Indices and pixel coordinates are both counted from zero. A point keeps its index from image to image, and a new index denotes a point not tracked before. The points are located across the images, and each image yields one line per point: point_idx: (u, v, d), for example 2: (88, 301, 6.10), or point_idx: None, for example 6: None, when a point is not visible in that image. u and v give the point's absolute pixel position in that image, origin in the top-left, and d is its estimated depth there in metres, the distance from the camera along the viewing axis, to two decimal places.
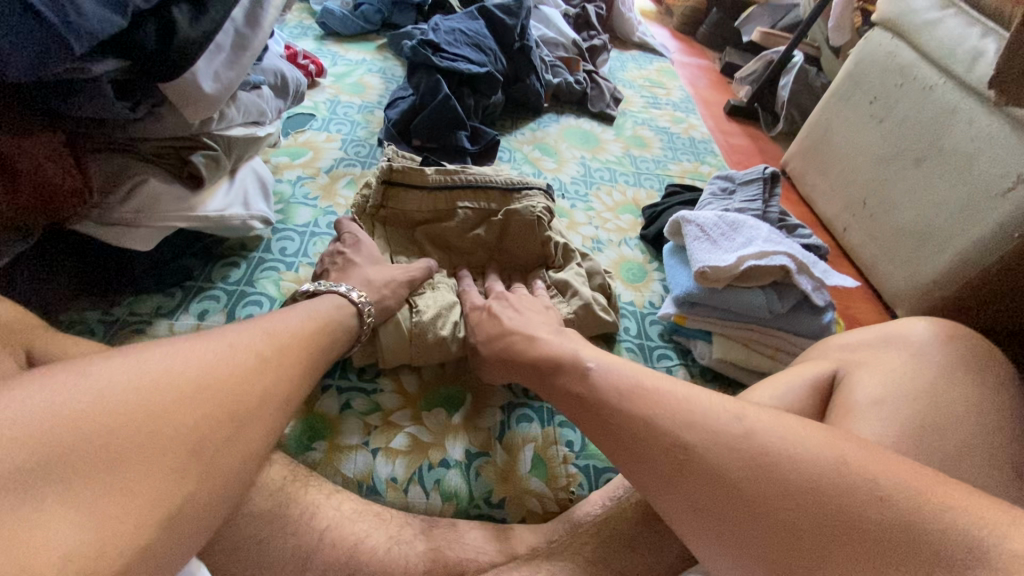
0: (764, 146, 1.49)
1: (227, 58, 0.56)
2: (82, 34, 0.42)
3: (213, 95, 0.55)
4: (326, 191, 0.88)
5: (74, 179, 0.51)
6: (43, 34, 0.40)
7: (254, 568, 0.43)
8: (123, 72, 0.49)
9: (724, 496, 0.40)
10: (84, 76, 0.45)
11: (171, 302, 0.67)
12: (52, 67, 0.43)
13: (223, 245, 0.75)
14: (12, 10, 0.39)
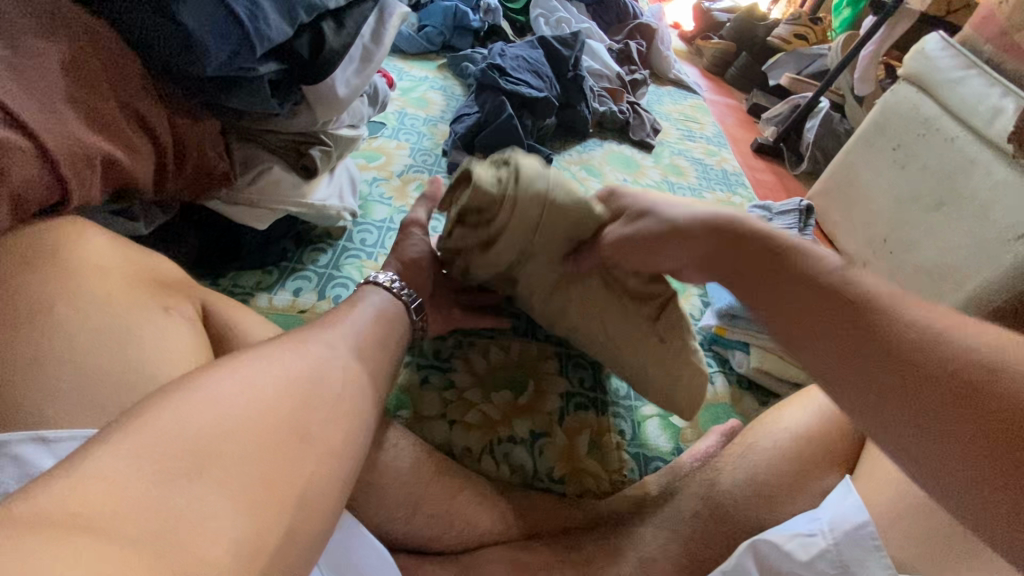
0: (788, 183, 1.58)
1: (356, 68, 0.65)
2: (265, 40, 0.50)
3: (343, 97, 0.64)
4: (398, 193, 0.97)
5: (223, 163, 0.60)
6: (240, 37, 0.48)
7: (372, 506, 0.49)
8: (279, 74, 0.57)
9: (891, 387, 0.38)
10: (254, 75, 0.54)
11: (269, 278, 0.74)
12: (236, 65, 0.50)
13: (312, 232, 0.83)
14: (222, 18, 0.47)
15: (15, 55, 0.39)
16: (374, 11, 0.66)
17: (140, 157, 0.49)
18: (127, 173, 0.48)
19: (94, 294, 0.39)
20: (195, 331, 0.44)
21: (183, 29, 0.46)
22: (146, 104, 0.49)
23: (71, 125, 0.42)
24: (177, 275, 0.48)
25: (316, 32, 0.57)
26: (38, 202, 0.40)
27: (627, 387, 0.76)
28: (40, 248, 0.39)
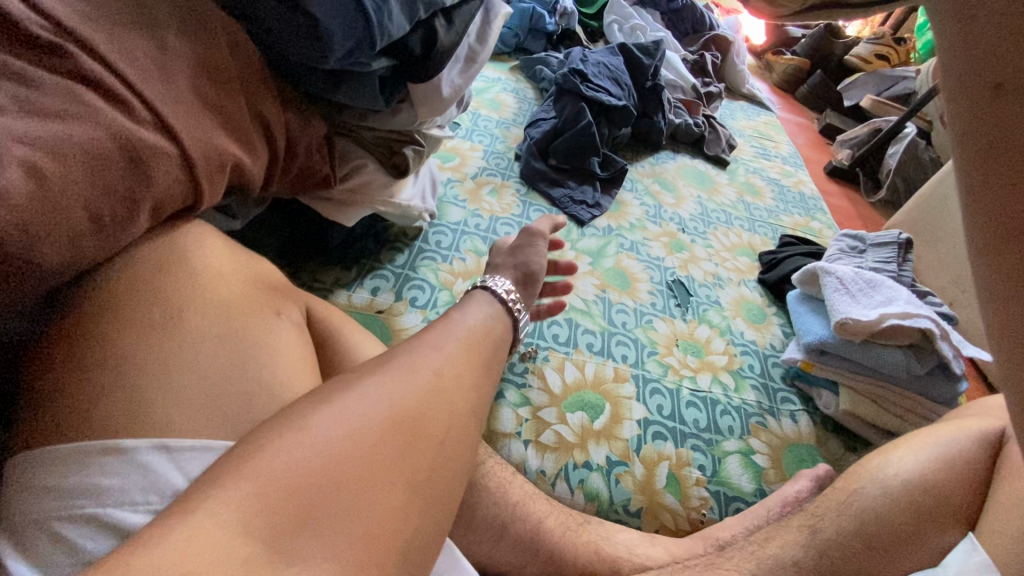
0: (863, 211, 1.51)
1: (460, 68, 0.63)
2: (385, 34, 0.49)
3: (447, 98, 0.62)
4: (472, 196, 0.96)
5: (323, 162, 0.59)
6: (361, 30, 0.47)
7: (462, 527, 0.49)
8: (388, 70, 0.56)
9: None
10: (366, 70, 0.53)
11: (348, 275, 0.74)
12: (353, 56, 0.49)
13: (390, 231, 0.82)
14: (351, 12, 0.45)
15: (160, 50, 0.39)
16: (480, 12, 0.64)
17: (256, 157, 0.48)
18: (244, 174, 0.47)
19: (213, 299, 0.39)
20: (304, 339, 0.44)
21: (313, 17, 0.44)
22: (263, 102, 0.48)
23: (206, 126, 0.41)
24: (284, 278, 0.48)
25: (428, 28, 0.55)
26: (172, 208, 0.40)
27: (706, 418, 0.72)
28: (167, 249, 0.39)
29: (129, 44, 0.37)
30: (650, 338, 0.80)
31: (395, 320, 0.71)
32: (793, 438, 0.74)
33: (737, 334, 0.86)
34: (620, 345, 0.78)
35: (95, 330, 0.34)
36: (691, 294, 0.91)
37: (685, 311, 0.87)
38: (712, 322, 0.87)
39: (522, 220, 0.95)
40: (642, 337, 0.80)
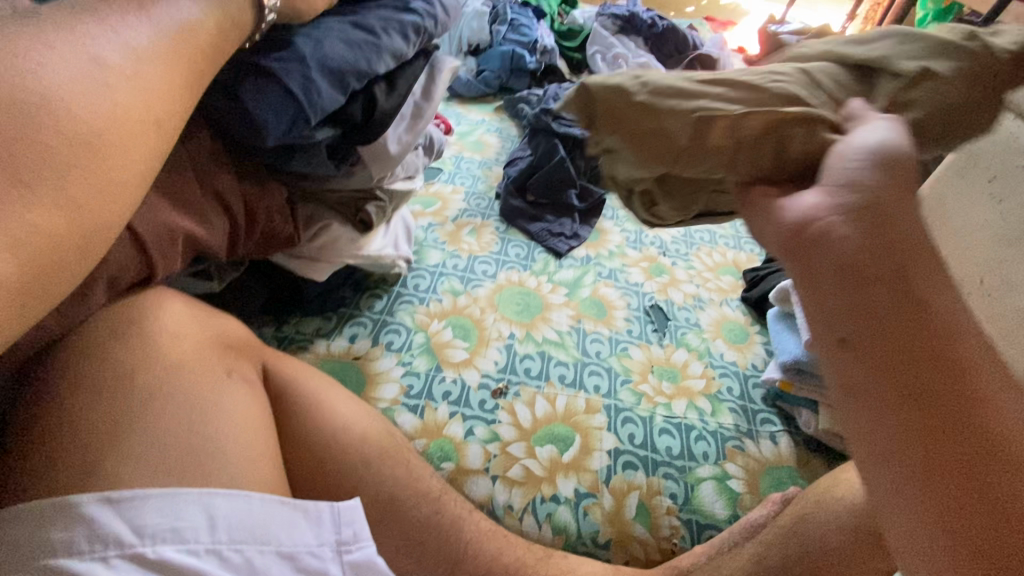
0: None
1: (407, 125, 0.69)
2: (318, 109, 0.53)
3: (395, 154, 0.68)
4: (452, 237, 1.00)
5: (289, 225, 0.64)
6: (290, 107, 0.51)
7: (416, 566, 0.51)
8: (336, 138, 0.61)
9: (858, 299, 0.34)
10: (310, 140, 0.57)
11: (328, 325, 0.79)
12: (290, 132, 0.54)
13: (369, 279, 0.86)
14: (278, 95, 0.51)
15: None
16: (425, 72, 0.71)
17: (213, 227, 0.54)
18: (203, 242, 0.54)
19: (164, 361, 0.44)
20: (254, 393, 0.48)
21: (246, 107, 0.50)
22: (217, 180, 0.54)
23: (155, 208, 0.48)
24: (243, 337, 0.53)
25: (366, 96, 0.60)
26: (129, 279, 0.47)
27: (680, 444, 0.73)
28: (127, 321, 0.45)
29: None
30: (624, 366, 0.82)
31: (371, 364, 0.75)
32: (771, 461, 0.73)
33: (716, 356, 0.86)
34: (593, 375, 0.79)
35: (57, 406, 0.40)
36: (670, 318, 0.92)
37: (662, 336, 0.88)
38: (691, 345, 0.87)
39: (500, 257, 0.98)
40: (616, 366, 0.81)
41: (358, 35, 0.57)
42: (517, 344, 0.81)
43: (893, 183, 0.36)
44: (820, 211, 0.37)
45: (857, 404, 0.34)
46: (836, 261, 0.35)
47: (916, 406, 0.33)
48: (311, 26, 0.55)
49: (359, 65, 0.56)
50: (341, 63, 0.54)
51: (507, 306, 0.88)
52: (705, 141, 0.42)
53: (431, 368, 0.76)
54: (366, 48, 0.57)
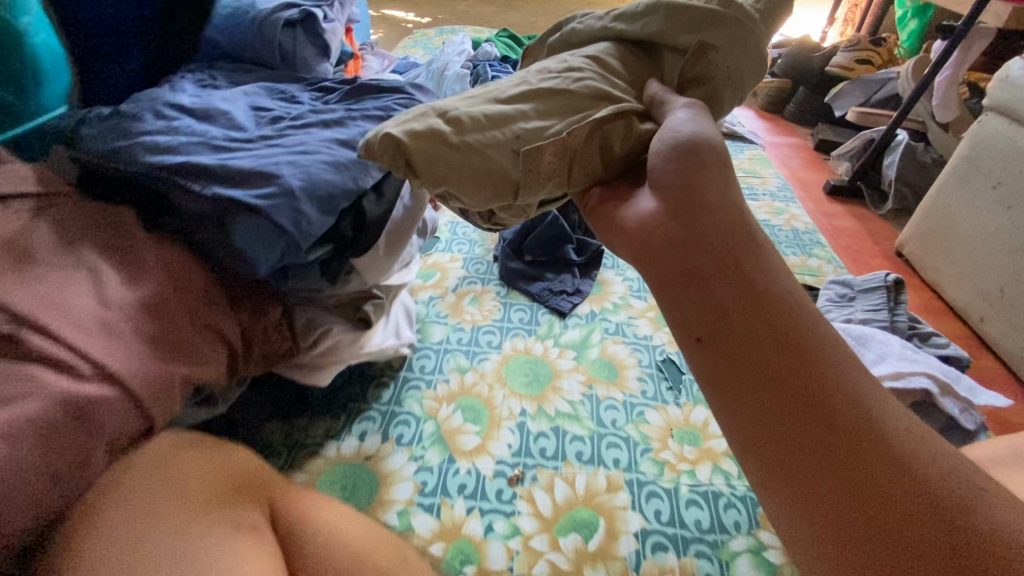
0: (874, 225, 1.43)
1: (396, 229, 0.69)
2: (309, 237, 0.54)
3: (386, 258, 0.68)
4: (454, 309, 0.99)
5: (286, 339, 0.65)
6: (281, 242, 0.52)
7: None
8: (328, 254, 0.61)
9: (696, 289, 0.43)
10: (304, 261, 0.58)
11: (337, 425, 0.78)
12: (285, 259, 0.54)
13: (374, 367, 0.86)
14: (268, 232, 0.51)
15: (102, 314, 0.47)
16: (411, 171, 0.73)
17: (211, 359, 0.53)
18: (201, 377, 0.52)
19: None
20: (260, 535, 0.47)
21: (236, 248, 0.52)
22: (213, 316, 0.54)
23: (150, 358, 0.48)
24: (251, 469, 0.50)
25: (355, 211, 0.61)
26: (130, 438, 0.46)
27: (709, 517, 0.69)
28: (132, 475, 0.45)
29: (78, 313, 0.45)
30: (642, 433, 0.79)
31: (382, 463, 0.73)
32: None
33: None
34: (612, 447, 0.77)
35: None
36: (684, 372, 0.89)
37: (677, 394, 0.86)
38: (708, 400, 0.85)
39: (504, 324, 0.97)
40: (634, 434, 0.79)
41: (348, 155, 0.59)
42: (529, 421, 0.80)
43: (682, 164, 0.49)
44: (647, 208, 0.49)
45: (719, 387, 0.40)
46: (671, 259, 0.45)
47: (765, 361, 0.39)
48: (297, 153, 0.56)
49: (348, 184, 0.57)
50: (330, 187, 0.55)
51: (515, 379, 0.86)
52: (540, 159, 0.49)
53: (444, 460, 0.74)
54: (352, 167, 0.58)
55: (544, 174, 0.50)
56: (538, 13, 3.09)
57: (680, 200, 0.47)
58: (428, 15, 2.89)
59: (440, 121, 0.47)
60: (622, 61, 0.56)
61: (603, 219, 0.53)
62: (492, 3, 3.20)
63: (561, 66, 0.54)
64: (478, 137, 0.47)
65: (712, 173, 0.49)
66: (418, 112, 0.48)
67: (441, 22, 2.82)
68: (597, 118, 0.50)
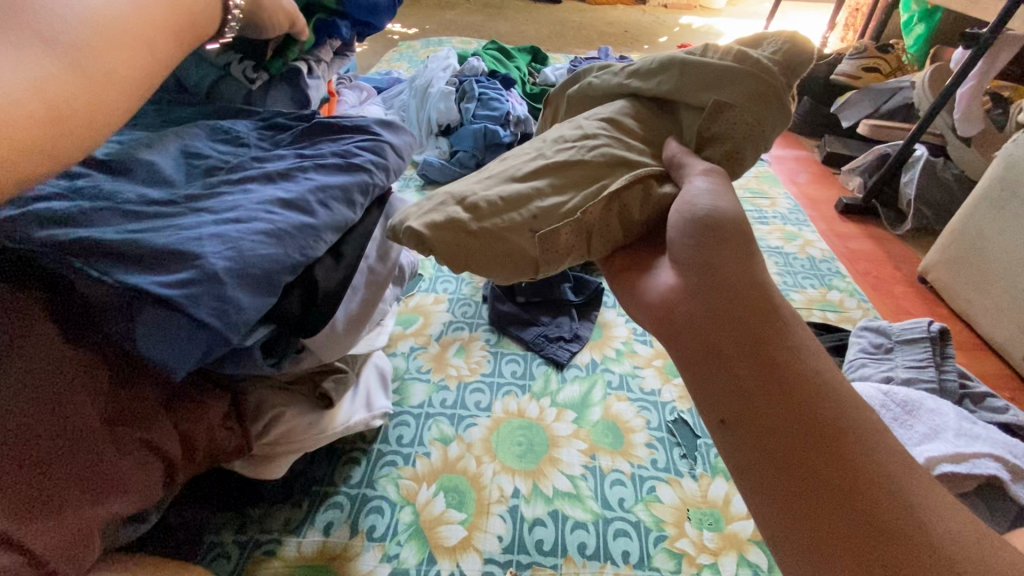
0: (893, 247, 1.32)
1: (361, 298, 0.58)
2: (240, 326, 0.43)
3: (343, 334, 0.56)
4: (437, 362, 0.88)
5: (236, 434, 0.55)
6: (200, 336, 0.41)
7: None
8: (270, 336, 0.50)
9: (722, 367, 0.34)
10: (240, 349, 0.47)
11: (298, 515, 0.66)
12: (211, 353, 0.44)
13: (345, 439, 0.75)
14: (184, 327, 0.41)
15: None
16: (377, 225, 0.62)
17: (135, 482, 0.45)
18: (126, 504, 0.45)
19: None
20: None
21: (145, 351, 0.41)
22: (134, 428, 0.45)
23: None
24: None
25: (305, 284, 0.51)
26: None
27: None
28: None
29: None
30: (655, 516, 0.68)
31: (350, 566, 0.62)
32: None
33: None
34: (620, 536, 0.66)
35: None
36: (699, 435, 0.78)
37: (693, 464, 0.74)
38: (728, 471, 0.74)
39: (494, 379, 0.86)
40: (645, 518, 0.68)
41: (290, 219, 0.48)
42: (523, 506, 0.69)
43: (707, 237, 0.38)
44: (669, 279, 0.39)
45: (750, 490, 0.32)
46: (690, 329, 0.36)
47: (812, 468, 0.31)
48: (225, 220, 0.45)
49: (291, 258, 0.47)
50: (267, 265, 0.45)
51: (507, 449, 0.75)
52: (558, 240, 0.42)
53: (423, 561, 0.63)
54: (298, 235, 0.48)
55: (564, 255, 0.43)
56: (527, 22, 3.00)
57: (698, 266, 0.37)
58: (414, 26, 2.79)
59: (459, 209, 0.41)
60: (639, 121, 0.49)
61: (624, 290, 0.43)
62: (480, 12, 3.11)
63: (576, 132, 0.47)
64: (495, 221, 0.41)
65: (729, 244, 0.38)
66: (436, 200, 0.43)
67: (427, 33, 2.72)
68: (615, 187, 0.43)
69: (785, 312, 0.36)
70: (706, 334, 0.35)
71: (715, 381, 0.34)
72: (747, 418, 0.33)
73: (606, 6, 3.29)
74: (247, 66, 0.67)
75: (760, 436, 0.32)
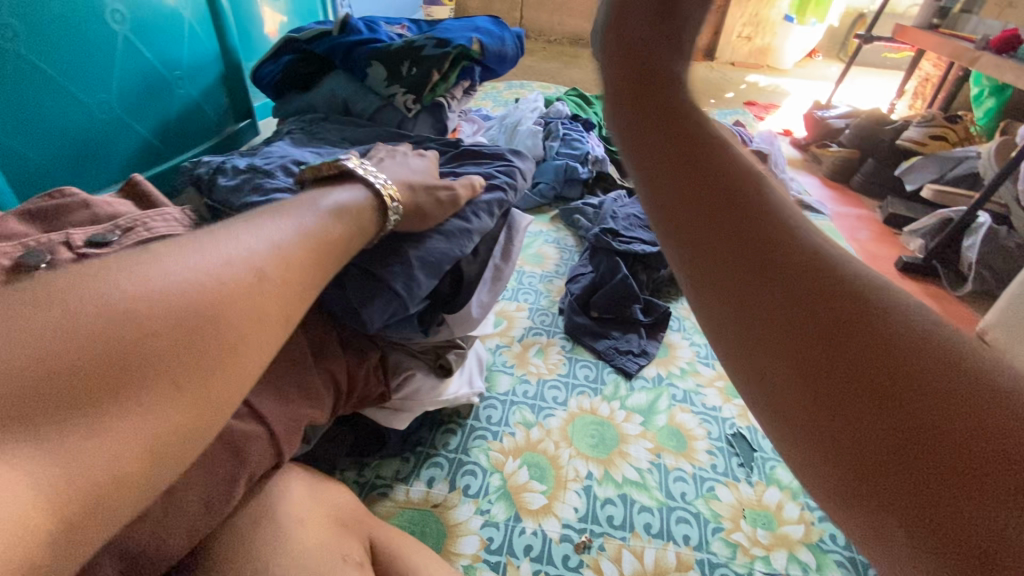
0: (951, 307, 1.37)
1: (490, 287, 0.71)
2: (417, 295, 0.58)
3: (475, 317, 0.69)
4: (520, 360, 1.01)
5: (380, 383, 0.67)
6: (392, 300, 0.57)
7: None
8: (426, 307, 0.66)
9: (689, 220, 0.38)
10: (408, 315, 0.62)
11: (406, 467, 0.79)
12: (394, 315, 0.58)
13: (443, 412, 0.87)
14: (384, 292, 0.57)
15: None
16: (503, 230, 0.75)
17: (324, 401, 0.57)
18: (315, 418, 0.56)
19: (295, 551, 0.46)
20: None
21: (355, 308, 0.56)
22: (327, 362, 0.59)
23: (285, 400, 0.52)
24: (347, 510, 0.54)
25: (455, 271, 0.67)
26: (264, 471, 0.50)
27: None
28: (260, 510, 0.48)
29: None
30: (712, 510, 0.77)
31: (449, 514, 0.74)
32: None
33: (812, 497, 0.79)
34: (682, 522, 0.75)
35: None
36: (756, 449, 0.86)
37: (749, 472, 0.82)
38: (783, 482, 0.81)
39: (569, 379, 0.98)
40: (704, 510, 0.77)
41: (453, 225, 0.64)
42: (595, 486, 0.79)
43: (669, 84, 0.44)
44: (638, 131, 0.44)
45: (719, 333, 0.35)
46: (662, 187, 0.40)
47: (764, 290, 0.33)
48: (411, 219, 0.61)
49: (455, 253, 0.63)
50: (435, 256, 0.61)
51: (581, 439, 0.86)
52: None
53: (510, 517, 0.74)
54: (459, 236, 0.64)
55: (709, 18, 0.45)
56: None
57: (668, 117, 0.42)
58: None
59: None
60: None
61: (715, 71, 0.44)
62: (557, 59, 3.36)
63: None
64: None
65: None
66: None
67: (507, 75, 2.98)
68: None
69: (738, 173, 0.40)
70: (668, 192, 0.39)
71: (682, 237, 0.38)
72: (706, 261, 0.36)
73: None
74: (408, 99, 0.86)
75: (719, 270, 0.35)
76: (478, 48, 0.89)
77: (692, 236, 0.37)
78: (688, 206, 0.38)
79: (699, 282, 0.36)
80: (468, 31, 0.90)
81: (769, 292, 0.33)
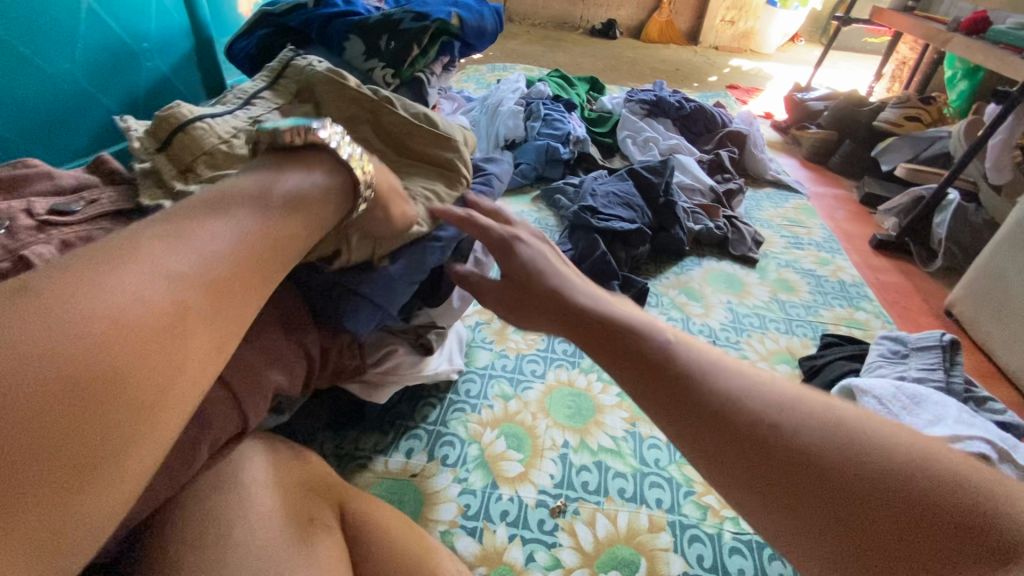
0: (922, 282, 1.40)
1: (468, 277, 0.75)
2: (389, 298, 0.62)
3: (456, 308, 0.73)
4: (499, 336, 1.02)
5: (356, 356, 0.67)
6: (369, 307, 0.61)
7: None
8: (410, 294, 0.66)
9: (723, 449, 0.41)
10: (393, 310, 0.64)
11: (385, 440, 0.79)
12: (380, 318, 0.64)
13: (423, 386, 0.88)
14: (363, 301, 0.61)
15: None
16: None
17: (296, 369, 0.57)
18: (288, 386, 0.56)
19: (264, 510, 0.46)
20: (335, 536, 0.48)
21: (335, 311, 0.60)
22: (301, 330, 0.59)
23: (255, 365, 0.52)
24: (321, 473, 0.55)
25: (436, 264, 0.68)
26: (226, 438, 0.49)
27: (753, 567, 0.69)
28: (226, 472, 0.48)
29: None
30: (685, 475, 0.79)
31: (428, 482, 0.75)
32: None
33: None
34: (654, 485, 0.77)
35: (163, 555, 0.42)
36: None
37: None
38: None
39: (548, 354, 0.99)
40: (677, 475, 0.79)
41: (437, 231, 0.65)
42: (572, 454, 0.80)
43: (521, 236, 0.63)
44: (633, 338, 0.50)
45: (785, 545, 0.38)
46: (695, 415, 0.43)
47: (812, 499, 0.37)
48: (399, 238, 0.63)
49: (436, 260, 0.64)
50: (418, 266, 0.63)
51: (559, 410, 0.87)
52: None
53: (487, 485, 0.75)
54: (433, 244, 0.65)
55: None
56: (584, 55, 3.20)
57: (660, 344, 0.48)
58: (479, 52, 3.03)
59: None
60: None
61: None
62: (539, 43, 3.33)
63: None
64: None
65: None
66: None
67: (491, 59, 2.97)
68: None
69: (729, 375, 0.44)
70: (689, 417, 0.43)
71: (730, 470, 0.40)
72: (747, 482, 0.39)
73: (658, 45, 3.48)
74: (387, 73, 0.82)
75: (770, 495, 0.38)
76: (457, 22, 0.87)
77: (742, 466, 0.39)
78: (722, 428, 0.41)
79: (761, 500, 0.38)
80: (445, 4, 0.88)
81: (814, 500, 0.37)
